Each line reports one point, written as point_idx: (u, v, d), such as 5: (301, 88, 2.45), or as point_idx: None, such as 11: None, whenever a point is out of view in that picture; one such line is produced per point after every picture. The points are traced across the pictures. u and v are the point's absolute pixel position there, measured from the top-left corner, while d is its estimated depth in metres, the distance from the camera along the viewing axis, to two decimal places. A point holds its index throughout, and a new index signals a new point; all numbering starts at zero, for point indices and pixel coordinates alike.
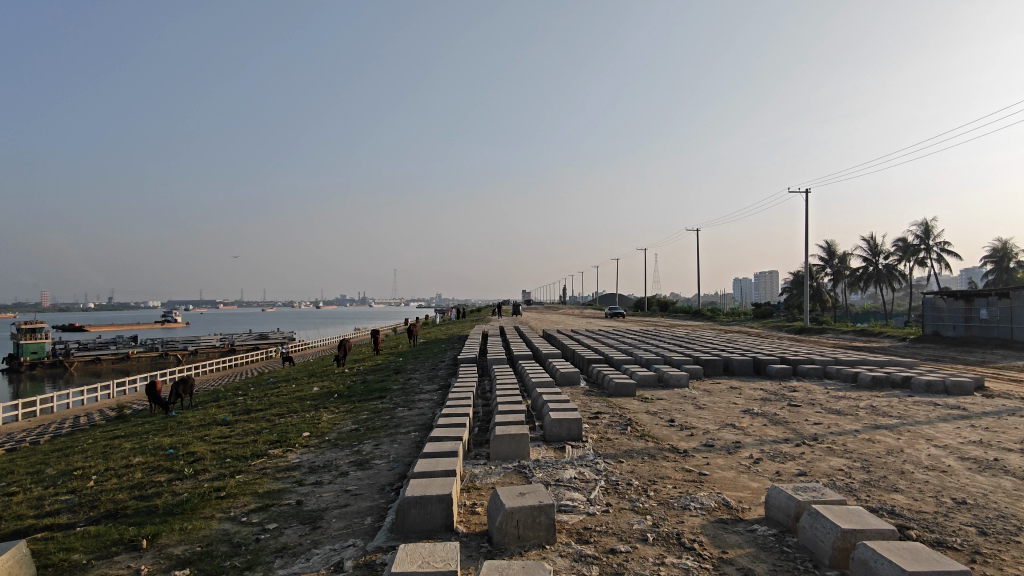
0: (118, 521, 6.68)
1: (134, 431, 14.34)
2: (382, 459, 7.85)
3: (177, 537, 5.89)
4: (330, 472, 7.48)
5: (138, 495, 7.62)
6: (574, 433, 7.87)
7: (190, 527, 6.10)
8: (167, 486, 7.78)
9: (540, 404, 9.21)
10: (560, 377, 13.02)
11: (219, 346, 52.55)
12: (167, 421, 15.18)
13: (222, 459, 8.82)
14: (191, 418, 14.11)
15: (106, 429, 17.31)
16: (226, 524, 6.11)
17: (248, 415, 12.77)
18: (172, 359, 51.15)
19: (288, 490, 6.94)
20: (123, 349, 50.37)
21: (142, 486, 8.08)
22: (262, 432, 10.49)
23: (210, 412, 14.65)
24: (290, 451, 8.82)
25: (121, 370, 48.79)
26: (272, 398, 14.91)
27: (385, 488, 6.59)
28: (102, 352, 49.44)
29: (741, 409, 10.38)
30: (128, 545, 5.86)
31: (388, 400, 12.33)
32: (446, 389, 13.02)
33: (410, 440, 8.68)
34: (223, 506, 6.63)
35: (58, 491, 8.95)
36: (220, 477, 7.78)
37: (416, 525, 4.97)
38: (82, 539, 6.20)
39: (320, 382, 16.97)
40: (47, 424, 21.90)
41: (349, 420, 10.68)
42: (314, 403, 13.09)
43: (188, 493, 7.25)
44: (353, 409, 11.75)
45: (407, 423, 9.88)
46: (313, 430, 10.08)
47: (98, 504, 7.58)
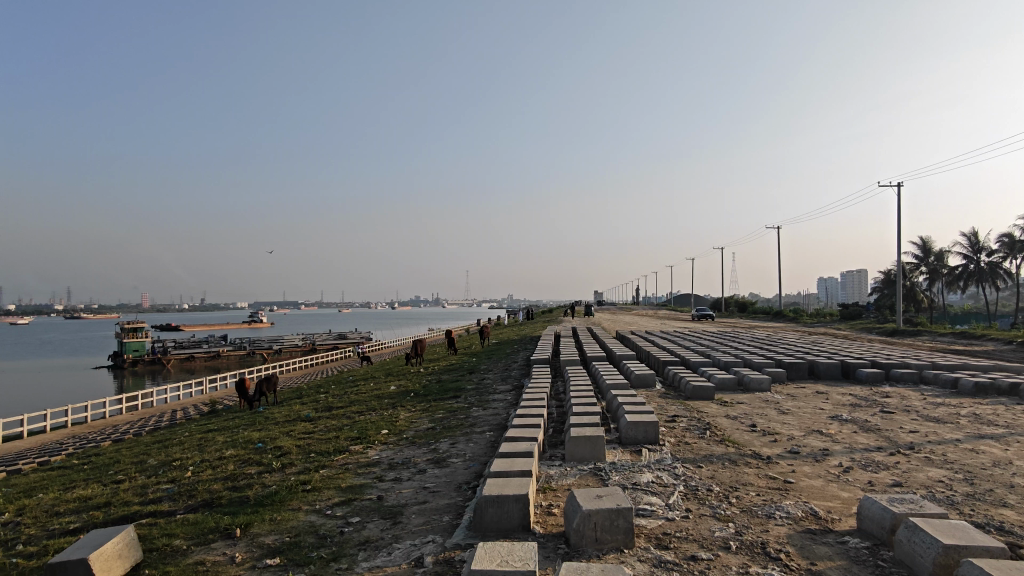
0: (213, 510, 7.09)
1: (226, 425, 15.18)
2: (458, 457, 7.97)
3: (267, 527, 6.19)
4: (409, 469, 7.66)
5: (231, 486, 8.06)
6: (651, 436, 7.75)
7: (279, 517, 6.40)
8: (257, 478, 8.20)
9: (616, 405, 9.12)
10: (635, 378, 12.84)
11: (302, 345, 54.85)
12: (256, 416, 15.99)
13: (307, 454, 9.21)
14: (277, 413, 14.80)
15: (200, 423, 18.36)
16: (312, 516, 6.37)
17: (330, 412, 13.27)
18: (258, 357, 53.78)
19: (369, 485, 7.17)
20: (215, 347, 53.37)
21: (234, 477, 8.55)
22: (343, 429, 10.89)
23: (294, 408, 15.32)
24: (370, 448, 9.09)
25: (213, 367, 51.74)
26: (352, 396, 15.43)
27: (462, 487, 6.69)
28: (197, 350, 52.56)
29: (829, 415, 9.91)
30: (223, 533, 6.21)
31: (463, 400, 12.51)
32: (520, 390, 13.08)
33: (485, 440, 8.76)
34: (308, 498, 6.91)
35: (160, 480, 9.60)
36: (305, 471, 8.12)
37: (494, 523, 5.03)
38: (182, 526, 6.62)
39: (397, 381, 17.45)
40: (148, 417, 23.49)
41: (425, 419, 10.89)
42: (391, 401, 13.47)
43: (276, 485, 7.61)
44: (429, 407, 11.99)
45: (482, 423, 9.99)
46: (391, 428, 10.36)
47: (195, 494, 8.07)
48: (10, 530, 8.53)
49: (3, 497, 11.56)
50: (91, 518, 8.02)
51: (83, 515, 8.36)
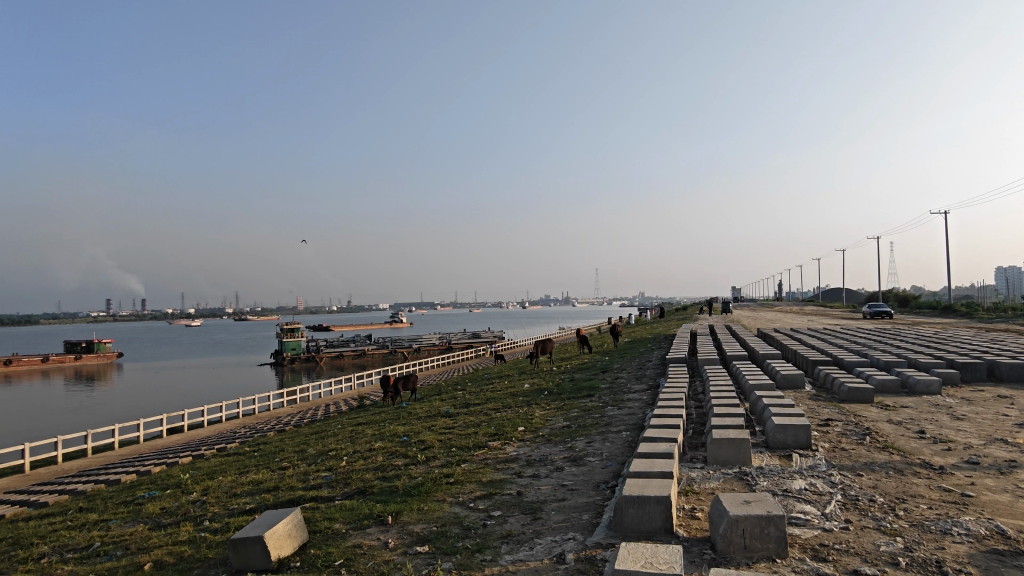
0: (366, 497, 7.61)
1: (374, 418, 16.24)
2: (595, 456, 7.98)
3: (415, 516, 6.55)
4: (547, 466, 7.76)
5: (381, 476, 8.61)
6: (802, 441, 7.28)
7: (425, 508, 6.74)
8: (404, 470, 8.69)
9: (760, 407, 8.68)
10: (781, 379, 12.13)
11: (439, 344, 57.41)
12: (400, 410, 16.97)
13: (449, 448, 9.62)
14: (420, 409, 15.61)
15: (351, 416, 19.78)
16: (456, 508, 6.64)
17: (468, 408, 13.78)
18: (399, 355, 57.01)
19: (509, 480, 7.35)
20: (361, 346, 57.25)
21: (384, 468, 9.12)
22: (482, 425, 11.25)
23: (435, 404, 16.06)
24: (508, 444, 9.33)
25: (360, 364, 55.53)
26: (488, 393, 15.91)
27: (600, 485, 6.69)
28: (345, 348, 56.66)
29: (1015, 423, 8.77)
30: (376, 520, 6.65)
31: (596, 399, 12.48)
32: (656, 389, 12.80)
33: (621, 440, 8.68)
34: (451, 491, 7.22)
35: (320, 468, 10.46)
36: (448, 465, 8.48)
37: (635, 524, 4.97)
38: (340, 511, 7.18)
39: (531, 379, 17.75)
40: (305, 410, 25.69)
41: (560, 417, 11.01)
42: (526, 398, 13.76)
43: (422, 477, 8.02)
44: (563, 406, 12.09)
45: (618, 422, 9.89)
46: (527, 425, 10.56)
47: (350, 482, 8.70)
48: (198, 507, 9.71)
49: (192, 479, 13.17)
50: (263, 500, 8.93)
51: (257, 497, 9.33)
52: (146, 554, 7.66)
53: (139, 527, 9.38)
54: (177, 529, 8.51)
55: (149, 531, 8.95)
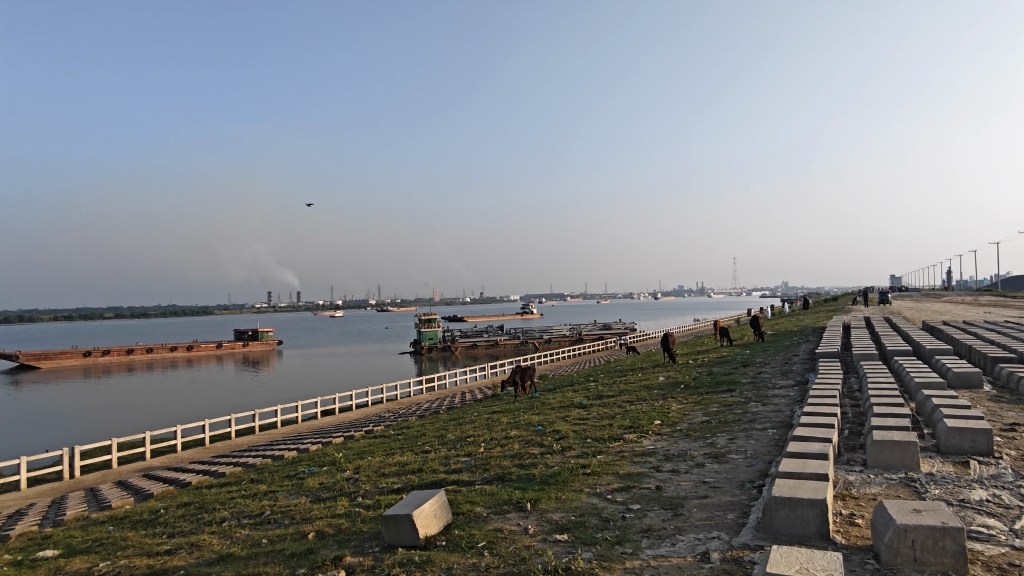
0: (505, 484, 7.83)
1: (508, 407, 16.67)
2: (739, 454, 7.66)
3: (554, 505, 6.65)
4: (687, 462, 7.56)
5: (519, 464, 8.82)
6: (981, 447, 6.53)
7: (563, 497, 6.82)
8: (541, 458, 8.83)
9: (930, 408, 7.86)
10: (951, 377, 10.94)
11: (569, 335, 57.76)
12: (534, 400, 17.30)
13: (584, 439, 9.66)
14: (554, 399, 15.81)
15: (486, 404, 20.46)
16: (594, 499, 6.66)
17: (602, 400, 13.76)
18: (531, 346, 58.04)
19: (648, 475, 7.24)
20: (494, 337, 58.96)
21: (521, 455, 9.33)
22: (617, 417, 11.19)
23: (568, 394, 16.21)
24: (645, 437, 9.20)
25: (492, 354, 57.23)
26: (622, 385, 15.78)
27: (745, 484, 6.41)
28: (479, 338, 58.64)
29: None
30: (515, 506, 6.83)
31: (738, 394, 11.97)
32: (804, 385, 12.03)
33: (767, 438, 8.27)
34: (588, 482, 7.25)
35: (460, 453, 10.92)
36: (584, 456, 8.51)
37: (787, 527, 4.73)
38: (481, 495, 7.45)
39: (666, 372, 17.38)
40: (443, 397, 26.91)
41: (699, 412, 10.68)
42: (662, 392, 13.46)
43: (559, 467, 8.11)
44: (702, 400, 11.72)
45: (763, 420, 9.42)
46: (664, 418, 10.36)
47: (488, 467, 9.00)
48: (351, 484, 10.52)
49: (344, 458, 14.27)
50: (409, 481, 9.49)
51: (404, 478, 9.93)
52: (309, 524, 8.42)
53: (302, 499, 10.31)
54: (335, 503, 9.27)
55: (311, 503, 9.82)
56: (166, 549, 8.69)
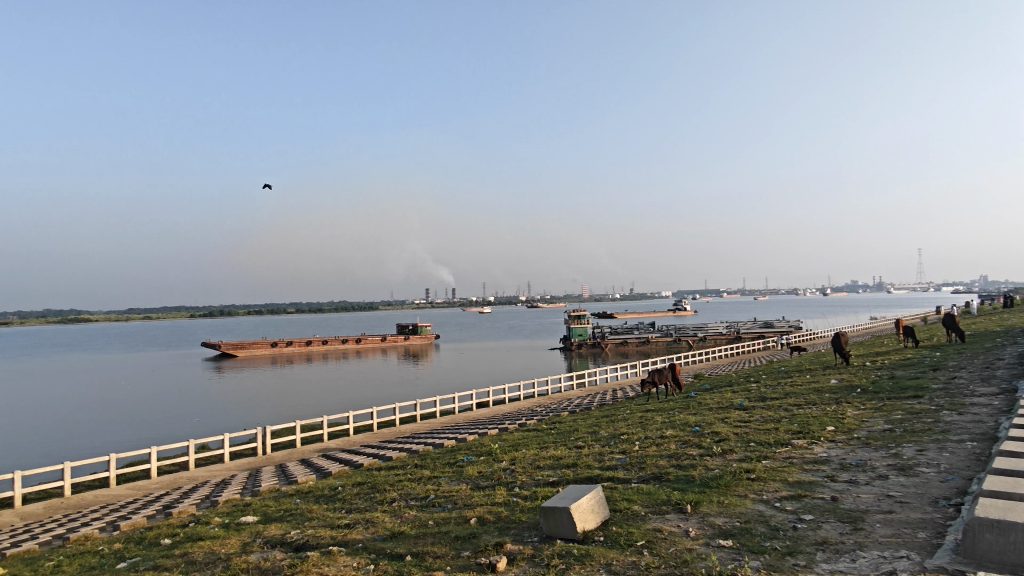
0: (663, 483, 7.68)
1: (663, 406, 16.29)
2: (931, 467, 6.89)
3: (716, 509, 6.42)
4: (867, 473, 6.94)
5: (677, 464, 8.59)
6: None
7: (726, 502, 6.55)
8: (701, 460, 8.53)
9: None
10: None
11: (726, 334, 55.10)
12: (689, 399, 16.76)
13: (747, 442, 9.19)
14: (711, 399, 15.21)
15: (638, 402, 20.15)
16: (760, 506, 6.33)
17: (765, 402, 13.01)
18: (684, 344, 56.18)
19: (820, 484, 6.75)
20: (645, 334, 57.86)
21: (678, 456, 9.09)
22: (782, 421, 10.52)
23: (727, 395, 15.49)
24: (816, 444, 8.58)
25: (644, 352, 56.19)
26: (788, 387, 14.77)
27: (939, 502, 5.76)
28: (629, 335, 57.85)
29: None
30: (674, 507, 6.69)
31: (927, 401, 10.75)
32: (1012, 394, 10.52)
33: (966, 451, 7.35)
34: (754, 487, 6.91)
35: (614, 450, 10.85)
36: (747, 460, 8.10)
37: (995, 553, 4.20)
38: (637, 494, 7.37)
39: (838, 374, 16.02)
40: (593, 394, 26.91)
41: (879, 419, 9.75)
42: (834, 396, 12.44)
43: (720, 470, 7.80)
44: (883, 407, 10.66)
45: (960, 431, 8.39)
46: (837, 425, 9.58)
47: (644, 466, 8.89)
48: (508, 475, 10.89)
49: (500, 449, 14.80)
50: (564, 475, 9.64)
51: (559, 472, 10.10)
52: (471, 510, 8.85)
53: (463, 486, 10.85)
54: (494, 492, 9.66)
55: (471, 491, 10.29)
56: (346, 523, 9.56)
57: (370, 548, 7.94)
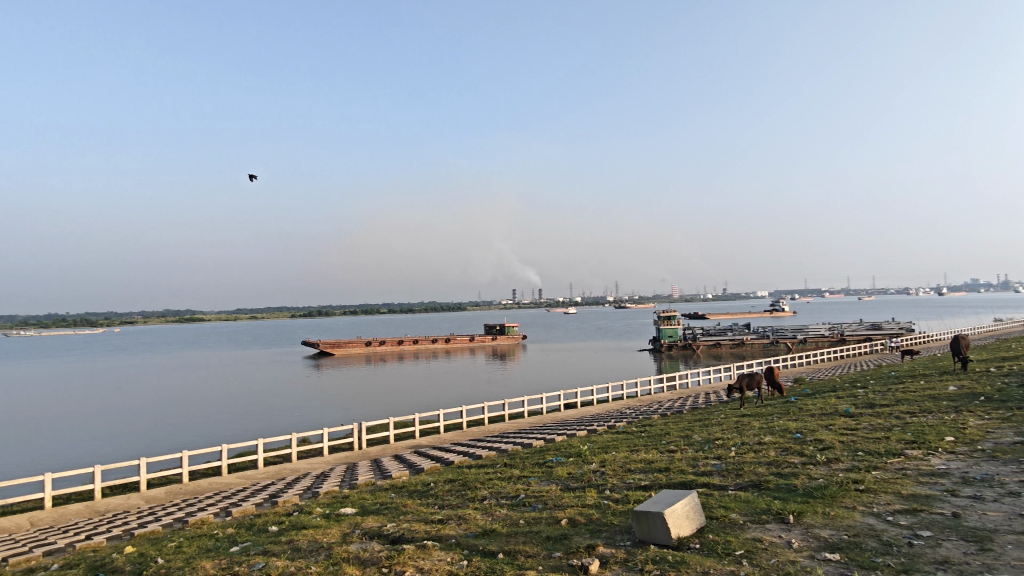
0: (762, 492, 7.39)
1: (760, 411, 15.65)
2: None
3: (822, 520, 6.10)
4: (994, 489, 6.37)
5: (777, 472, 8.23)
6: None
7: (833, 513, 6.22)
8: (803, 469, 8.14)
9: None
10: None
11: (829, 336, 52.15)
12: (789, 405, 16.01)
13: (855, 451, 8.67)
14: (813, 405, 14.46)
15: (732, 407, 19.46)
16: (871, 519, 5.96)
17: (873, 409, 12.23)
18: (782, 346, 53.68)
19: (939, 498, 6.27)
20: (740, 336, 55.78)
21: (778, 464, 8.71)
22: (894, 430, 9.85)
23: (831, 401, 14.67)
24: (933, 455, 7.97)
25: (738, 354, 54.18)
26: (900, 394, 13.81)
27: None
28: (722, 337, 55.96)
29: None
30: (775, 517, 6.42)
31: None
32: None
33: None
34: (863, 499, 6.51)
35: (708, 455, 10.52)
36: (855, 470, 7.65)
37: None
38: (735, 502, 7.13)
39: (957, 381, 14.80)
40: (685, 397, 26.22)
41: (1008, 430, 8.92)
42: (953, 404, 11.52)
43: (825, 480, 7.41)
44: (1011, 417, 9.77)
45: None
46: (958, 435, 8.86)
47: (742, 473, 8.57)
48: (598, 477, 10.79)
49: (589, 450, 14.70)
50: (656, 479, 9.45)
51: (651, 476, 9.92)
52: (562, 511, 8.84)
53: (552, 486, 10.87)
54: (584, 494, 9.61)
55: (562, 492, 10.28)
56: (439, 519, 9.80)
57: (463, 544, 8.12)
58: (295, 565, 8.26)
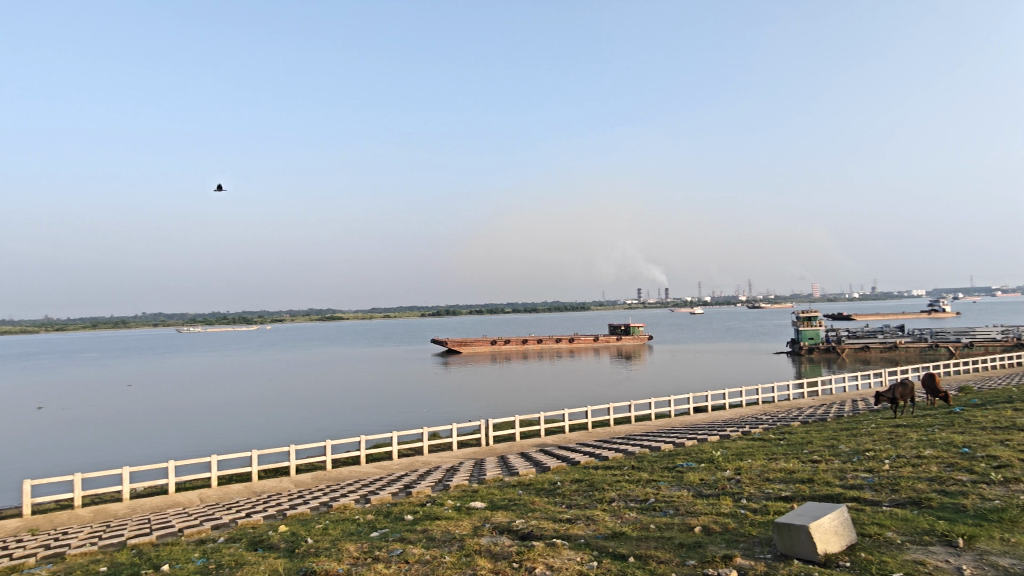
0: (924, 511, 6.72)
1: (918, 422, 14.21)
2: None
3: (999, 547, 5.44)
4: None
5: (941, 490, 7.45)
6: None
7: (1013, 540, 5.52)
8: (973, 488, 7.30)
9: None
10: None
11: (1002, 340, 46.29)
12: (953, 416, 14.41)
13: None
14: (984, 417, 12.91)
15: (884, 417, 17.84)
16: None
17: None
18: (944, 351, 48.41)
19: None
20: (892, 339, 51.03)
21: (942, 480, 7.87)
22: None
23: (1006, 413, 13.02)
24: None
25: (890, 359, 49.59)
26: None
27: None
28: (871, 341, 51.49)
29: None
30: (942, 539, 5.81)
31: None
32: None
33: None
34: None
35: (858, 467, 9.72)
36: None
37: None
38: (892, 519, 6.53)
39: None
40: (827, 404, 24.41)
41: None
42: None
43: (1002, 502, 6.59)
44: None
45: None
46: None
47: (898, 489, 7.84)
48: (734, 485, 10.29)
49: (722, 457, 14.09)
50: (798, 490, 8.85)
51: (792, 486, 9.33)
52: (694, 517, 8.55)
53: (684, 492, 10.53)
54: (719, 502, 9.23)
55: (694, 498, 9.93)
56: (567, 518, 9.81)
57: (593, 545, 8.08)
58: (430, 554, 8.61)
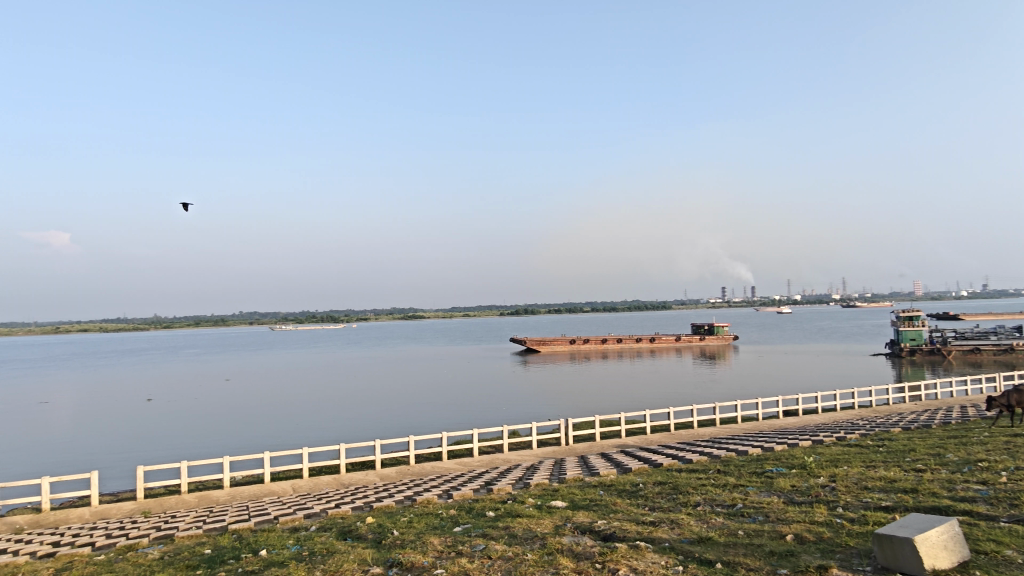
0: None
1: None
2: None
3: None
4: None
5: None
6: None
7: None
8: None
9: None
10: None
11: None
12: None
13: None
14: None
15: (998, 424, 16.46)
16: None
17: None
18: None
19: None
20: (1007, 341, 46.99)
21: None
22: None
23: None
24: None
25: (1004, 362, 45.69)
26: None
27: None
28: (983, 343, 47.63)
29: None
30: None
31: None
32: None
33: None
34: None
35: (969, 479, 9.03)
36: None
37: None
38: (1010, 536, 6.04)
39: None
40: (932, 410, 22.76)
41: None
42: None
43: None
44: None
45: None
46: None
47: (1017, 504, 7.23)
48: (829, 492, 9.81)
49: (816, 463, 13.44)
50: (901, 501, 8.33)
51: (894, 496, 8.79)
52: (786, 525, 8.22)
53: (774, 498, 10.13)
54: (812, 509, 8.83)
55: (785, 505, 9.54)
56: (650, 521, 9.65)
57: (678, 549, 7.92)
58: (512, 551, 8.69)
